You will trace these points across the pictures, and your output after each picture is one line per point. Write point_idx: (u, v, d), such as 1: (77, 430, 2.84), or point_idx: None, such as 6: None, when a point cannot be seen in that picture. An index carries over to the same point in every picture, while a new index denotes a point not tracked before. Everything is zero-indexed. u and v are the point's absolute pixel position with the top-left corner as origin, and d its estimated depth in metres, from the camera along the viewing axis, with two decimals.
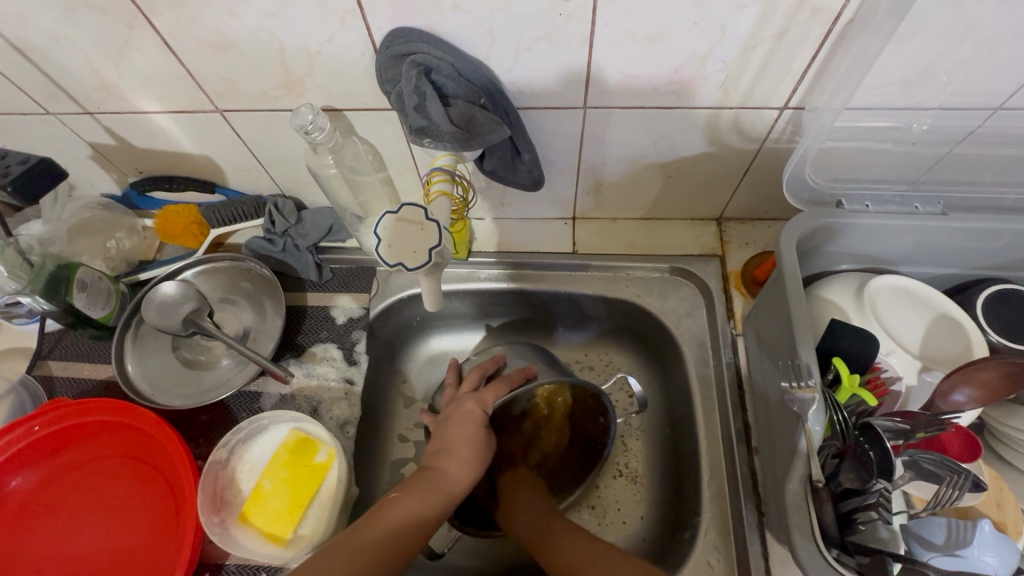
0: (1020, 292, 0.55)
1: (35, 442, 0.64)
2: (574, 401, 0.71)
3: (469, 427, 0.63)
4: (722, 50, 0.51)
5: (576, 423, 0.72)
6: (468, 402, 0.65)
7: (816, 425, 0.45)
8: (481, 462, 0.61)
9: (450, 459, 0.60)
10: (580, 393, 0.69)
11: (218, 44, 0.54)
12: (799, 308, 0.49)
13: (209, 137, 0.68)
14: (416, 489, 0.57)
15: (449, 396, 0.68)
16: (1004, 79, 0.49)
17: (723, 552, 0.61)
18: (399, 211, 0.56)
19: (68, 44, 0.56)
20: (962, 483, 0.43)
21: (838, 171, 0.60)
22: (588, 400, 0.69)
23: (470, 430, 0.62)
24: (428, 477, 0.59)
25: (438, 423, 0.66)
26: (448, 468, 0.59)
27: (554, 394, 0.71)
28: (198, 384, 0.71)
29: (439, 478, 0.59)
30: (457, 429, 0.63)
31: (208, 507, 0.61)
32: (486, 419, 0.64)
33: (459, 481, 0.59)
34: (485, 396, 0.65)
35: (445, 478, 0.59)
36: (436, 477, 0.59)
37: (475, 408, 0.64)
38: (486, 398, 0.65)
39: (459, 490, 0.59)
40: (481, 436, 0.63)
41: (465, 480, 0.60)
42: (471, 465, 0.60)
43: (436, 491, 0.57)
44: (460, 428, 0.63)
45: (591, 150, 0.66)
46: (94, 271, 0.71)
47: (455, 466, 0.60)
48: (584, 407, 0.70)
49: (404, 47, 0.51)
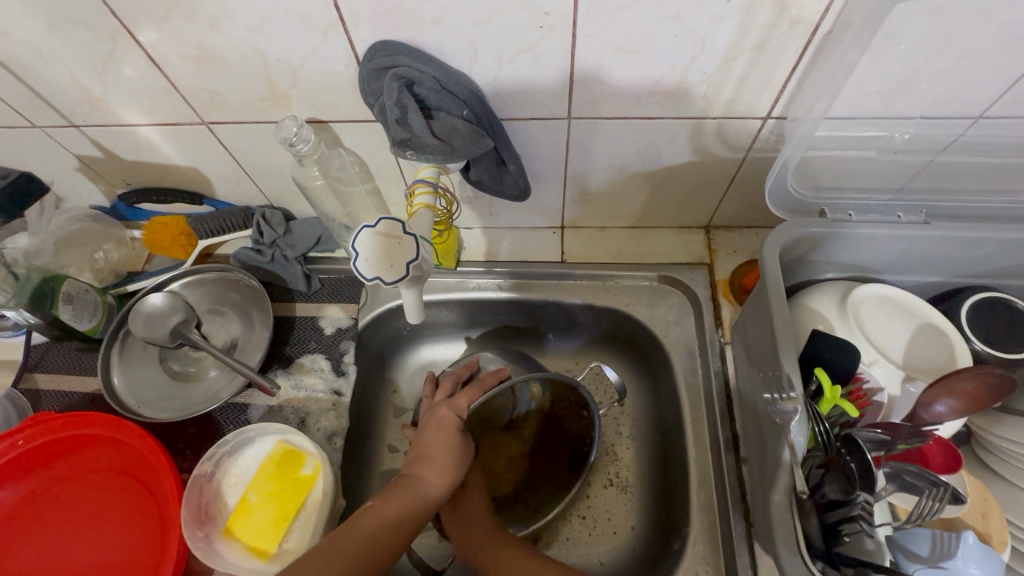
0: (1004, 301, 0.55)
1: (20, 456, 0.64)
2: (554, 402, 0.70)
3: (446, 430, 0.62)
4: (704, 61, 0.51)
5: (558, 425, 0.72)
6: (442, 407, 0.64)
7: (799, 437, 0.45)
8: (460, 465, 0.60)
9: (427, 465, 0.59)
10: (563, 394, 0.69)
11: (201, 57, 0.55)
12: (782, 320, 0.49)
13: (196, 149, 0.68)
14: (393, 498, 0.55)
15: (427, 406, 0.68)
16: (984, 89, 0.50)
17: (712, 563, 0.60)
18: (378, 226, 0.55)
19: (52, 58, 0.56)
20: (943, 495, 0.43)
21: (822, 180, 0.60)
22: (569, 398, 0.70)
23: (446, 435, 0.61)
24: (404, 484, 0.57)
25: (416, 433, 0.64)
26: (425, 473, 0.58)
27: (541, 396, 0.69)
28: (185, 399, 0.70)
29: (417, 485, 0.57)
30: (433, 435, 0.62)
31: (192, 522, 0.61)
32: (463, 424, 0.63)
33: (436, 485, 0.58)
34: (459, 400, 0.65)
35: (422, 484, 0.57)
36: (413, 485, 0.57)
37: (450, 413, 0.63)
38: (460, 402, 0.65)
39: (438, 495, 0.57)
40: (458, 439, 0.62)
41: (444, 483, 0.58)
42: (448, 468, 0.59)
43: (411, 498, 0.55)
44: (436, 432, 0.62)
45: (578, 160, 0.66)
46: (80, 284, 0.71)
47: (430, 472, 0.58)
48: (566, 410, 0.71)
49: (385, 60, 0.51)
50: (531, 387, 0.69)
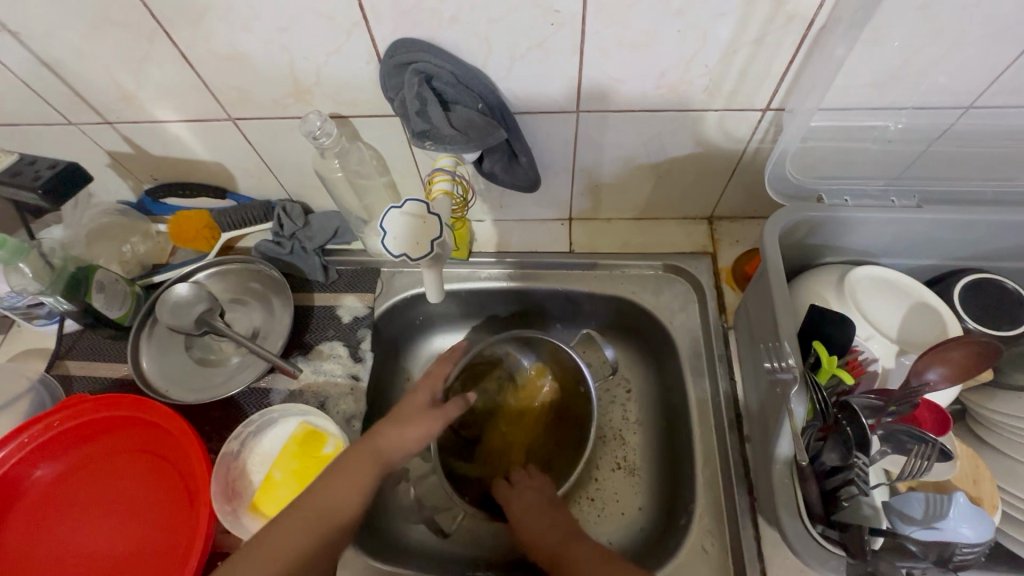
0: (997, 282, 0.58)
1: (56, 435, 0.67)
2: (550, 379, 0.79)
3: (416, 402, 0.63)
4: (705, 56, 0.54)
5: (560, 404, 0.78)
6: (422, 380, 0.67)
7: (799, 407, 0.47)
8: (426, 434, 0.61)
9: (391, 427, 0.60)
10: (560, 372, 0.78)
11: (232, 57, 0.58)
12: (782, 298, 0.51)
13: (221, 144, 0.72)
14: (354, 459, 0.57)
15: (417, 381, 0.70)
16: (972, 79, 0.52)
17: (717, 536, 0.63)
18: (404, 207, 0.58)
19: (92, 58, 0.60)
20: (930, 453, 0.45)
21: (820, 170, 0.63)
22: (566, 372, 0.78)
23: (419, 402, 0.63)
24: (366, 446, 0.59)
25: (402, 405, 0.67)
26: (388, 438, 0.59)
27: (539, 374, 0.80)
28: (208, 381, 0.74)
29: (376, 449, 0.58)
30: (407, 403, 0.63)
31: (221, 497, 0.64)
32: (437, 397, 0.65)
33: (398, 449, 0.59)
34: (434, 371, 0.67)
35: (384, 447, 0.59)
36: (375, 446, 0.58)
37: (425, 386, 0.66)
38: (436, 373, 0.67)
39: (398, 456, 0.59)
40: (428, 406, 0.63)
41: (406, 446, 0.59)
42: (410, 432, 0.60)
43: (368, 459, 0.57)
44: (409, 401, 0.63)
45: (585, 153, 0.69)
46: (111, 273, 0.74)
47: (393, 433, 0.59)
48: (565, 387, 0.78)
49: (406, 56, 0.54)
50: (522, 365, 0.80)
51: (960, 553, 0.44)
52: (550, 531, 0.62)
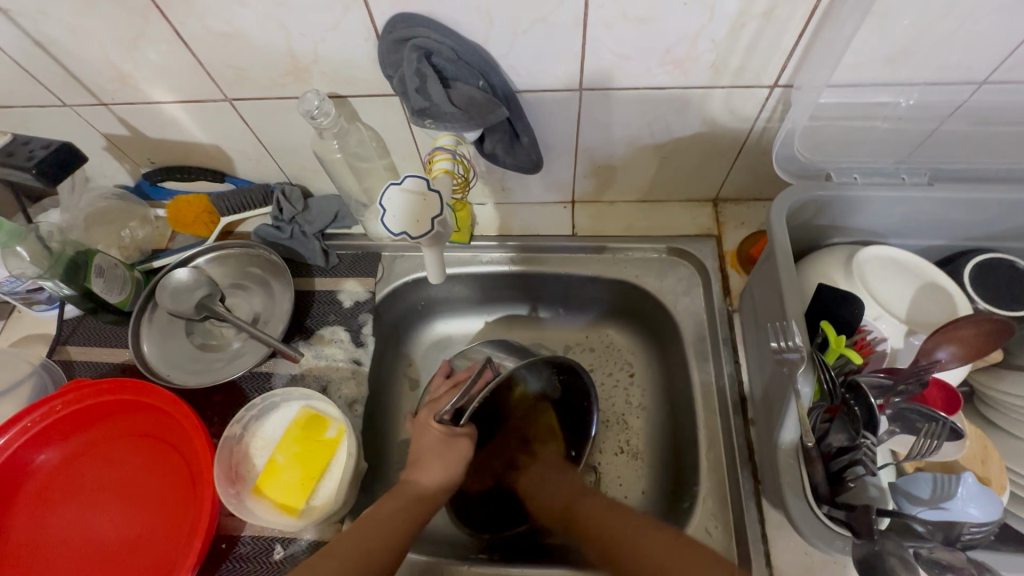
0: (1007, 261, 0.57)
1: (58, 420, 0.67)
2: (551, 390, 0.75)
3: (430, 433, 0.67)
4: (712, 29, 0.53)
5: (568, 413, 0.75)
6: (422, 414, 0.69)
7: (805, 387, 0.47)
8: (454, 466, 0.66)
9: (420, 467, 0.64)
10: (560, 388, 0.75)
11: (228, 33, 0.57)
12: (789, 278, 0.51)
13: (218, 126, 0.71)
14: (392, 497, 0.61)
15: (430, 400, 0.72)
16: (987, 54, 0.51)
17: (721, 518, 0.63)
18: (403, 182, 0.57)
19: (85, 36, 0.58)
20: (940, 432, 0.46)
21: (828, 148, 0.62)
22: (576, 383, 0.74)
23: (431, 438, 0.66)
24: (402, 487, 0.63)
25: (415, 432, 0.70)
26: (419, 473, 0.63)
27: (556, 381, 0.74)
28: (210, 363, 0.73)
29: (414, 487, 0.63)
30: (423, 438, 0.67)
31: (225, 480, 0.64)
32: (452, 430, 0.67)
33: (431, 483, 0.63)
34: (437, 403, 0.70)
35: (415, 484, 0.63)
36: (407, 486, 0.63)
37: (431, 418, 0.68)
38: (438, 405, 0.70)
39: (433, 492, 0.63)
40: (448, 441, 0.66)
41: (438, 478, 0.64)
42: (443, 466, 0.65)
43: (404, 496, 0.61)
44: (421, 436, 0.67)
45: (587, 133, 0.68)
46: (110, 258, 0.74)
47: (424, 473, 0.64)
48: (572, 398, 0.75)
49: (405, 32, 0.53)
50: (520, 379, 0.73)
51: (969, 531, 0.43)
52: (565, 494, 0.66)
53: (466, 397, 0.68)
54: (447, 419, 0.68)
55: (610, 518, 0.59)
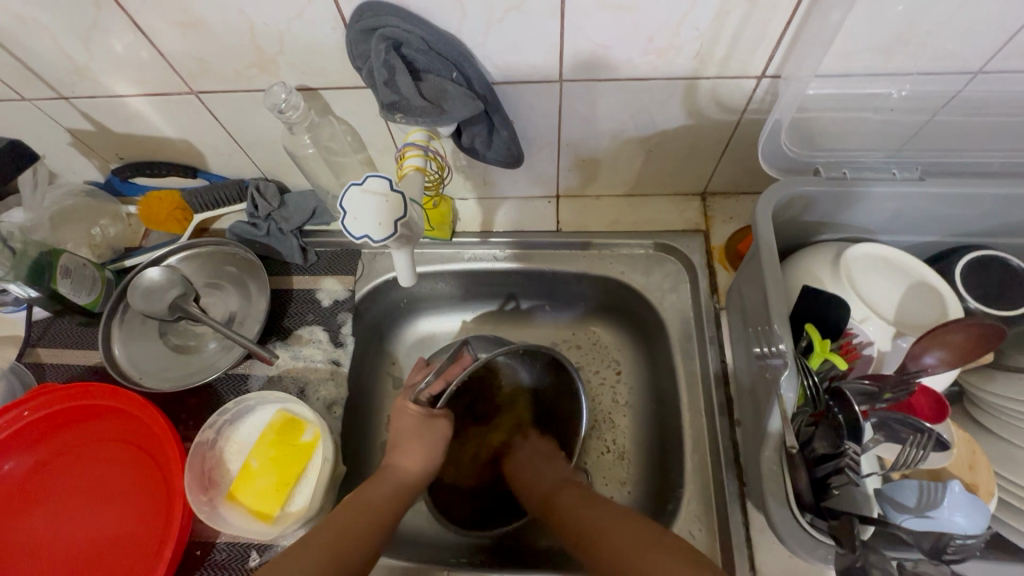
0: (1001, 258, 0.55)
1: (27, 427, 0.65)
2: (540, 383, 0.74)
3: (407, 416, 0.68)
4: (697, 16, 0.50)
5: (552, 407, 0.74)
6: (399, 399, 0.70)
7: (790, 392, 0.45)
8: (434, 450, 0.66)
9: (398, 453, 0.65)
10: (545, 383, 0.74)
11: (187, 23, 0.54)
12: (775, 277, 0.48)
13: (186, 120, 0.68)
14: (372, 484, 0.61)
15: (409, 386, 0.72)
16: (984, 41, 0.48)
17: (705, 522, 0.61)
18: (364, 182, 0.55)
19: (36, 26, 0.56)
20: (925, 442, 0.45)
21: (817, 140, 0.59)
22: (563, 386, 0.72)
23: (409, 423, 0.67)
24: (381, 475, 0.63)
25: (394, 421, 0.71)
26: (401, 457, 0.64)
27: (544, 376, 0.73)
28: (185, 367, 0.71)
29: (394, 473, 0.63)
30: (398, 424, 0.68)
31: (197, 487, 0.62)
32: (428, 411, 0.68)
33: (410, 469, 0.64)
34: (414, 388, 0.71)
35: (395, 469, 0.63)
36: (386, 471, 0.63)
37: (407, 401, 0.69)
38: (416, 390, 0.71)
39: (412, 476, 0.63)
40: (425, 425, 0.67)
41: (417, 463, 0.64)
42: (421, 452, 0.65)
43: (390, 484, 0.61)
44: (398, 421, 0.68)
45: (569, 125, 0.65)
46: (78, 258, 0.71)
47: (403, 458, 0.65)
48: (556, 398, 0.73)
49: (372, 20, 0.50)
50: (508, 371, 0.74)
51: (954, 540, 0.41)
52: (550, 478, 0.66)
53: (442, 380, 0.70)
54: (423, 402, 0.70)
55: (585, 503, 0.60)
